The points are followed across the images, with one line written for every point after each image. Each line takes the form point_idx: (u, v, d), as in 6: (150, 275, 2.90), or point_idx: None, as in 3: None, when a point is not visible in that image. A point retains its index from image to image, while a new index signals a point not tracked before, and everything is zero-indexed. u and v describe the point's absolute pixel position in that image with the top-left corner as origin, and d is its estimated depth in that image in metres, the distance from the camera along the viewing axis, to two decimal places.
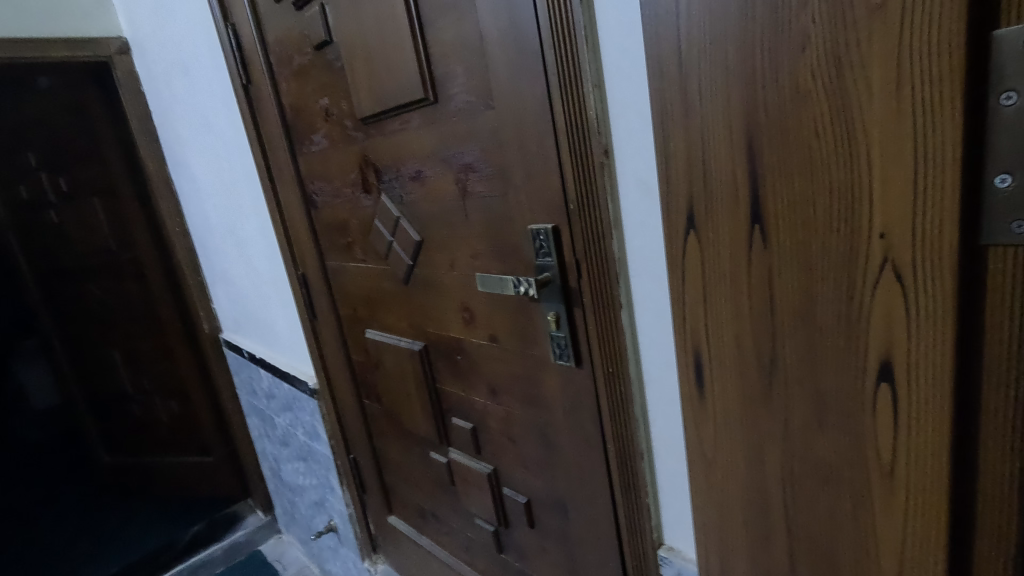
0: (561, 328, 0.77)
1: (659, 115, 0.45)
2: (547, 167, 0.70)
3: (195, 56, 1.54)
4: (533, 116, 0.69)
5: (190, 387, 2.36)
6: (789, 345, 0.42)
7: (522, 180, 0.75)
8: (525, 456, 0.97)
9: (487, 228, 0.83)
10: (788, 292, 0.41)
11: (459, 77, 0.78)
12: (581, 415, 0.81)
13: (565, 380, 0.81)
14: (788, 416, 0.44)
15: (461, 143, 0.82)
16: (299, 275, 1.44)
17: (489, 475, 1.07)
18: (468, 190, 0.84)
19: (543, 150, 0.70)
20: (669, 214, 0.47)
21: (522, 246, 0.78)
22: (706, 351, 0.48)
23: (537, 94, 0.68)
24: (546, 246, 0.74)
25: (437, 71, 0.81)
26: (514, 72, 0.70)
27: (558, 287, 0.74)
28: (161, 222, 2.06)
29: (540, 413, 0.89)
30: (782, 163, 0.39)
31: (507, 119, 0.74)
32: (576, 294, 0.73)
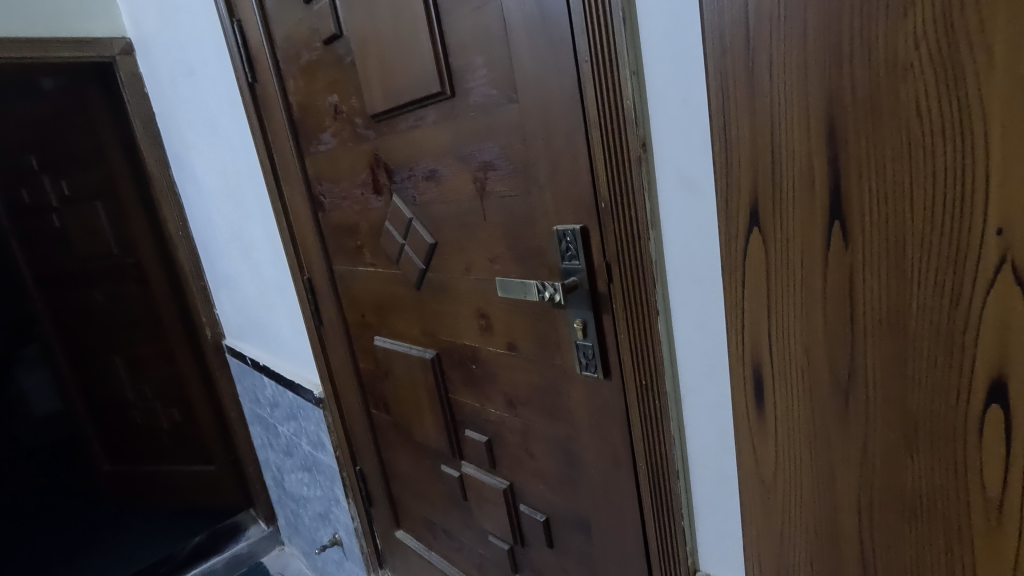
0: (588, 336, 0.72)
1: (718, 99, 0.40)
2: (576, 163, 0.65)
3: (200, 55, 1.50)
4: (561, 108, 0.64)
5: (192, 395, 2.31)
6: (872, 359, 0.37)
7: (548, 178, 0.69)
8: (544, 471, 0.91)
9: (507, 230, 0.78)
10: (874, 298, 0.36)
11: (479, 69, 0.73)
12: (608, 430, 0.76)
13: (591, 392, 0.76)
14: (868, 440, 0.39)
15: (480, 139, 0.77)
16: (305, 280, 1.39)
17: (504, 490, 1.01)
18: (487, 189, 0.79)
19: (572, 145, 0.65)
20: (729, 210, 0.42)
21: (546, 249, 0.73)
22: (768, 365, 0.43)
23: (567, 84, 0.63)
24: (573, 248, 0.69)
25: (455, 62, 0.76)
26: (540, 61, 0.65)
27: (586, 293, 0.69)
28: (164, 226, 2.01)
29: (561, 427, 0.84)
30: (871, 150, 0.34)
31: (531, 113, 0.69)
32: (606, 301, 0.68)
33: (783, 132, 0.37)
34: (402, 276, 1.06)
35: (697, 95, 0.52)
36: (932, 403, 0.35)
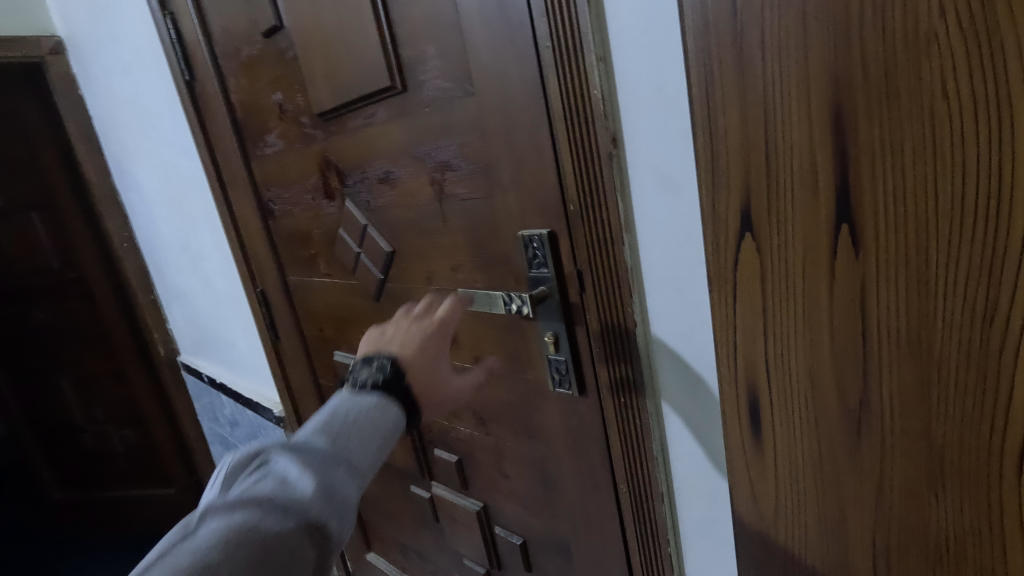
0: (560, 350, 0.65)
1: (701, 85, 0.34)
2: (541, 162, 0.59)
3: (135, 53, 1.39)
4: (523, 101, 0.58)
5: (147, 415, 2.17)
6: (889, 384, 0.32)
7: (511, 179, 0.63)
8: (519, 493, 0.85)
9: (469, 237, 0.72)
10: (891, 315, 0.31)
11: (432, 60, 0.66)
12: (587, 450, 0.70)
13: (566, 410, 0.70)
14: (884, 475, 0.34)
15: (437, 137, 0.70)
16: (258, 292, 1.30)
17: (477, 512, 0.94)
18: (446, 191, 0.72)
19: (536, 141, 0.58)
20: (716, 213, 0.36)
21: (512, 256, 0.67)
22: (766, 390, 0.37)
23: (528, 74, 0.56)
24: (541, 255, 0.62)
25: (405, 54, 0.69)
26: (498, 49, 0.58)
27: (557, 304, 0.63)
28: (108, 237, 1.88)
29: (536, 446, 0.78)
30: (888, 142, 0.28)
31: (490, 107, 0.62)
32: (579, 313, 0.62)
33: (778, 122, 0.32)
34: (361, 287, 0.98)
35: (673, 82, 0.47)
36: (961, 436, 0.30)
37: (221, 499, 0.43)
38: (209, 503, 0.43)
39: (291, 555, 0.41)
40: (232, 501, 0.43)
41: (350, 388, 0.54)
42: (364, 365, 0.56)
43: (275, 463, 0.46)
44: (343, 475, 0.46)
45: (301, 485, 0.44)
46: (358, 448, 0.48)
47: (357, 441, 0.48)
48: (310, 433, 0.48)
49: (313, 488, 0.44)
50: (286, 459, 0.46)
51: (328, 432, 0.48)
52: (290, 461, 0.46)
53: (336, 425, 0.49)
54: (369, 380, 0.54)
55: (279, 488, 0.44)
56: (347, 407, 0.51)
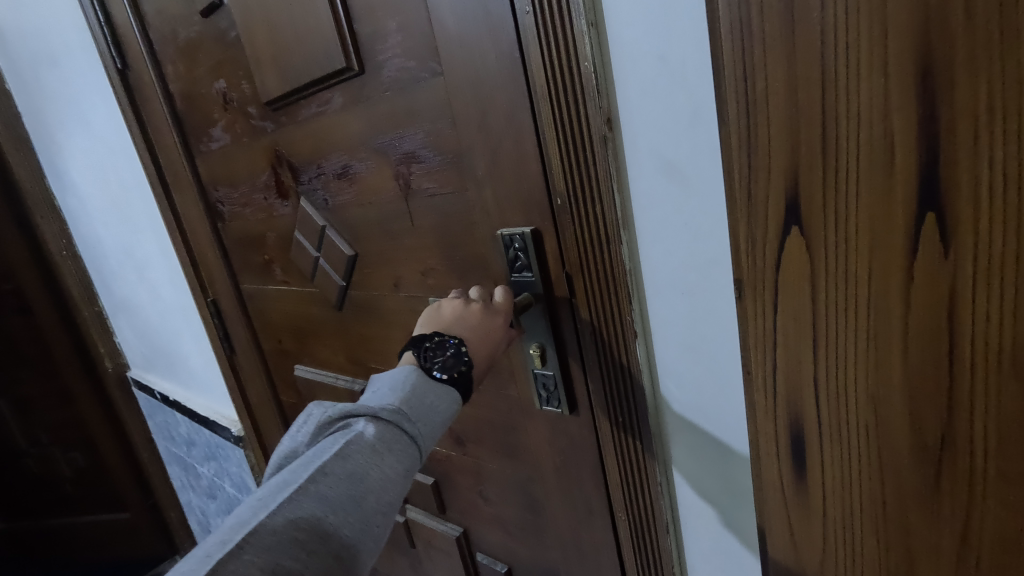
0: (547, 365, 0.58)
1: (734, 42, 0.27)
2: (522, 150, 0.51)
3: (64, 42, 1.25)
4: (500, 79, 0.50)
5: (96, 437, 2.00)
6: (984, 417, 0.25)
7: (486, 170, 0.55)
8: (502, 517, 0.77)
9: (440, 239, 0.63)
10: (993, 332, 0.24)
11: (392, 34, 0.57)
12: (579, 474, 0.62)
13: (555, 429, 0.62)
14: (970, 529, 0.27)
15: (400, 125, 0.61)
16: (208, 302, 1.18)
17: (457, 538, 0.86)
18: (412, 186, 0.64)
19: (515, 126, 0.51)
20: (752, 201, 0.29)
21: (490, 258, 0.59)
22: (813, 418, 0.31)
23: (505, 46, 0.48)
24: (523, 257, 0.54)
25: (360, 28, 0.60)
26: (468, 18, 0.50)
27: (543, 312, 0.55)
28: (44, 245, 1.72)
29: (521, 468, 0.70)
30: (995, 103, 0.21)
31: (459, 88, 0.54)
32: (569, 322, 0.54)
33: (839, 83, 0.25)
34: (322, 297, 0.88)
35: (679, 48, 0.39)
36: None
37: (320, 469, 0.38)
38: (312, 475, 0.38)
39: (384, 526, 0.40)
40: (328, 466, 0.38)
41: (418, 366, 0.48)
42: (436, 350, 0.49)
43: (362, 427, 0.41)
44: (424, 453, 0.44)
45: (394, 458, 0.41)
46: (436, 426, 0.45)
47: (432, 422, 0.45)
48: (394, 403, 0.44)
49: (402, 464, 0.41)
50: (377, 426, 0.41)
51: (409, 407, 0.44)
52: (382, 428, 0.41)
53: (414, 401, 0.45)
54: (439, 373, 0.48)
55: (373, 458, 0.40)
56: (421, 384, 0.46)
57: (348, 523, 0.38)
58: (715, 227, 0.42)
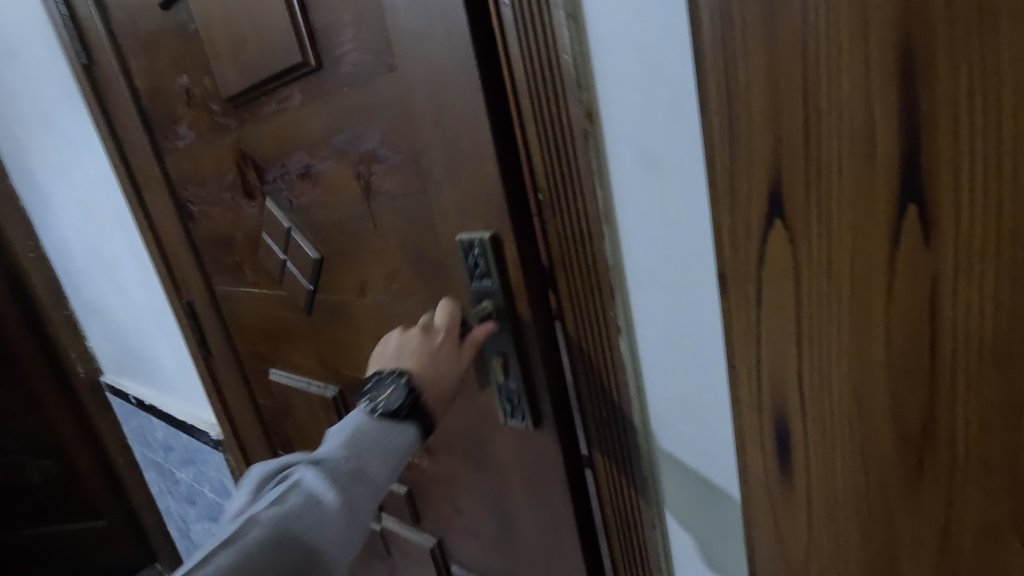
0: (510, 375, 0.57)
1: (716, 31, 0.27)
2: (479, 148, 0.50)
3: (22, 35, 1.20)
4: (457, 73, 0.49)
5: (67, 444, 1.95)
6: (964, 405, 0.25)
7: (445, 170, 0.54)
8: (474, 528, 0.76)
9: (405, 241, 0.62)
10: (976, 320, 0.24)
11: (348, 28, 0.56)
12: (546, 487, 0.61)
13: (520, 442, 0.62)
14: (952, 519, 0.27)
15: (359, 123, 0.60)
16: (184, 304, 1.15)
17: (432, 548, 0.85)
18: (373, 187, 0.62)
19: (473, 123, 0.50)
20: (736, 194, 0.29)
21: (451, 265, 0.58)
22: (795, 412, 0.31)
23: (460, 41, 0.47)
24: (482, 263, 0.54)
25: (317, 23, 0.59)
26: (423, 13, 0.49)
27: (505, 319, 0.55)
28: (8, 247, 1.66)
29: (490, 479, 0.69)
30: (977, 91, 0.21)
31: (417, 85, 0.53)
32: (533, 330, 0.54)
33: (822, 77, 0.25)
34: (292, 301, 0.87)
35: (658, 39, 0.39)
36: None
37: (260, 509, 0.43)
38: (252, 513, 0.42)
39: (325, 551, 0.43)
40: (269, 504, 0.43)
41: (358, 409, 0.52)
42: (377, 388, 0.52)
43: (301, 471, 0.46)
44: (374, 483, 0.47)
45: (332, 490, 0.45)
46: (384, 458, 0.49)
47: (374, 455, 0.49)
48: (338, 445, 0.48)
49: (340, 494, 0.45)
50: (314, 467, 0.46)
51: (348, 443, 0.49)
52: (319, 468, 0.46)
53: (354, 438, 0.49)
54: (380, 408, 0.51)
55: (309, 493, 0.44)
56: (361, 422, 0.51)
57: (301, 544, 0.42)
58: (694, 218, 0.41)
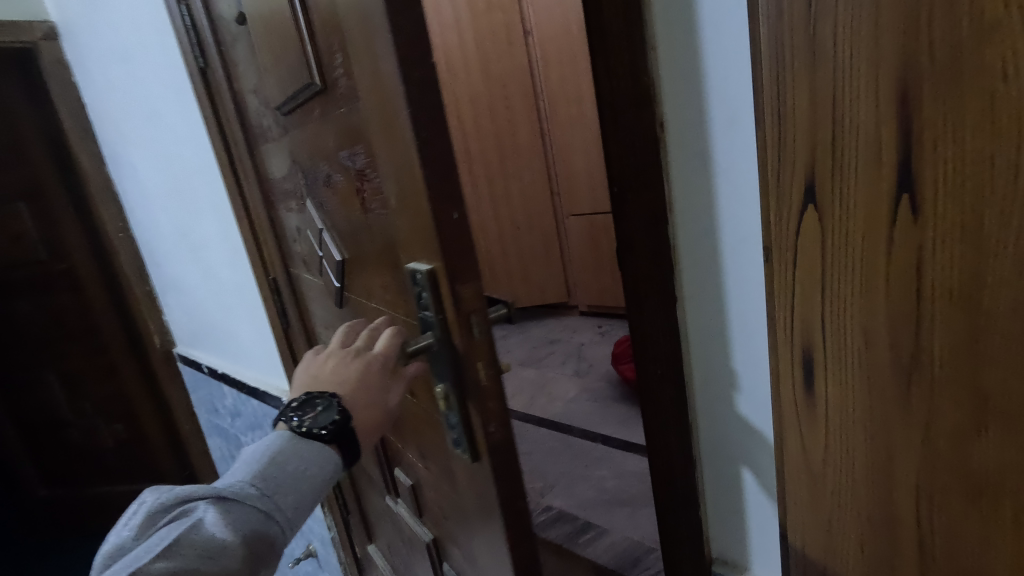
0: (452, 413, 0.56)
1: (772, 69, 0.39)
2: (414, 178, 0.49)
3: (138, 40, 1.37)
4: (391, 103, 0.48)
5: (139, 409, 2.13)
6: (939, 337, 0.35)
7: (400, 196, 0.53)
8: (453, 539, 0.75)
9: (389, 253, 0.61)
10: (948, 275, 0.34)
11: (335, 51, 0.55)
12: (490, 531, 0.59)
13: (472, 479, 0.59)
14: (932, 424, 0.37)
15: (350, 142, 0.60)
16: (271, 281, 1.30)
17: (428, 544, 0.86)
18: (366, 201, 0.62)
19: (406, 154, 0.49)
20: (781, 184, 0.41)
21: (408, 287, 0.57)
22: (819, 348, 0.42)
23: (390, 72, 0.46)
24: (424, 297, 0.53)
25: (319, 44, 0.59)
26: (371, 41, 0.47)
27: (445, 355, 0.54)
28: (100, 227, 1.85)
29: (456, 505, 0.68)
30: (949, 118, 0.32)
31: (374, 110, 0.51)
32: (470, 372, 0.53)
33: (846, 104, 0.36)
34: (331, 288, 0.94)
35: (719, 65, 0.50)
36: (1007, 379, 0.33)
37: (162, 552, 0.45)
38: (152, 557, 0.45)
39: None
40: (171, 549, 0.46)
41: (287, 434, 0.56)
42: (308, 406, 0.56)
43: (205, 511, 0.49)
44: (284, 508, 0.52)
45: (241, 531, 0.49)
46: (299, 483, 0.54)
47: (287, 490, 0.53)
48: (251, 474, 0.53)
49: (249, 536, 0.49)
50: (222, 506, 0.50)
51: (261, 479, 0.53)
52: (227, 507, 0.50)
53: (269, 474, 0.53)
54: (314, 428, 0.56)
55: (217, 535, 0.48)
56: (279, 454, 0.55)
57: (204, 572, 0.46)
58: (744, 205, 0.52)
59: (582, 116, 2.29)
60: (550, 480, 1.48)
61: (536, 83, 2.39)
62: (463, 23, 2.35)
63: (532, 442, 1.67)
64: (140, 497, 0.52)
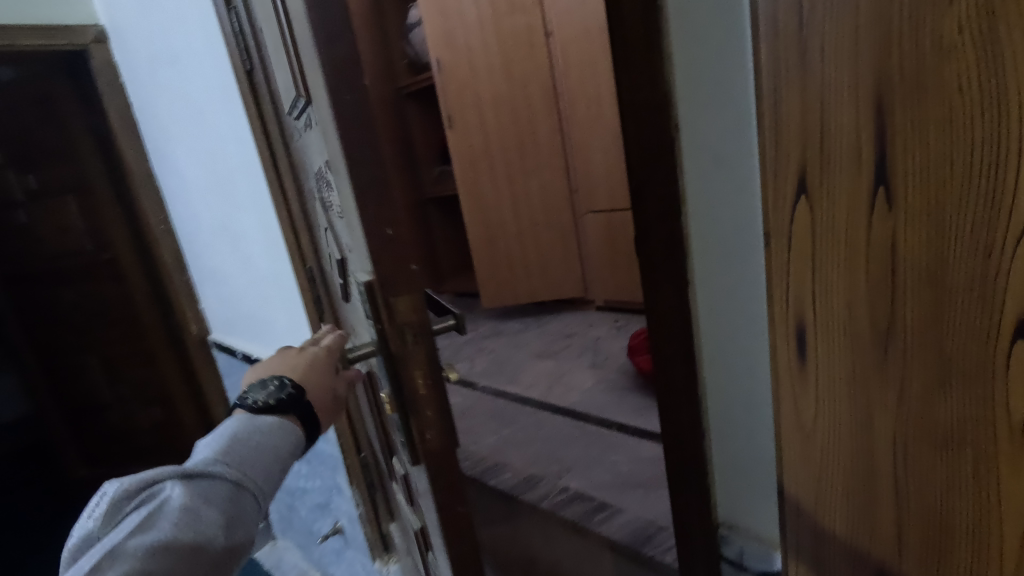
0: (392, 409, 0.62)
1: (770, 81, 0.46)
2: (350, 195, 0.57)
3: (187, 43, 1.46)
4: (332, 129, 0.56)
5: (174, 393, 2.23)
6: (909, 309, 0.42)
7: (348, 209, 0.61)
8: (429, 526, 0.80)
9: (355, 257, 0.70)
10: (916, 256, 0.41)
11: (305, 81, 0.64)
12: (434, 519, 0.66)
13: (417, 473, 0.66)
14: (905, 385, 0.44)
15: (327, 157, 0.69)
16: (307, 270, 1.38)
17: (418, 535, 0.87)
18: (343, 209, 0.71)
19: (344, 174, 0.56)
20: (778, 178, 0.47)
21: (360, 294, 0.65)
22: (810, 321, 0.48)
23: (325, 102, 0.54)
24: (366, 306, 0.59)
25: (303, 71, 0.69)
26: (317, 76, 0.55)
27: (382, 360, 0.60)
28: (141, 220, 1.94)
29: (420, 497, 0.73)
30: (915, 124, 0.38)
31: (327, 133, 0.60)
32: (401, 376, 0.59)
33: (832, 111, 0.42)
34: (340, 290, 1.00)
35: (728, 73, 0.56)
36: (965, 343, 0.40)
37: (139, 531, 0.51)
38: (131, 536, 0.50)
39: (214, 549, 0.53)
40: (147, 527, 0.51)
41: (245, 414, 0.63)
42: (260, 388, 0.64)
43: (176, 489, 0.55)
44: (253, 476, 0.59)
45: (214, 500, 0.55)
46: (264, 452, 0.60)
47: (253, 460, 0.59)
48: (214, 452, 0.59)
49: (222, 503, 0.56)
50: (191, 482, 0.56)
51: (226, 455, 0.59)
52: (195, 483, 0.56)
53: (233, 449, 0.59)
54: (269, 405, 0.63)
55: (191, 506, 0.54)
56: (240, 431, 0.61)
57: (188, 539, 0.52)
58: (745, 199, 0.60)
59: (601, 115, 2.34)
60: (568, 463, 1.55)
61: (557, 83, 2.46)
62: (486, 24, 2.42)
63: (551, 428, 1.74)
64: (102, 490, 0.57)
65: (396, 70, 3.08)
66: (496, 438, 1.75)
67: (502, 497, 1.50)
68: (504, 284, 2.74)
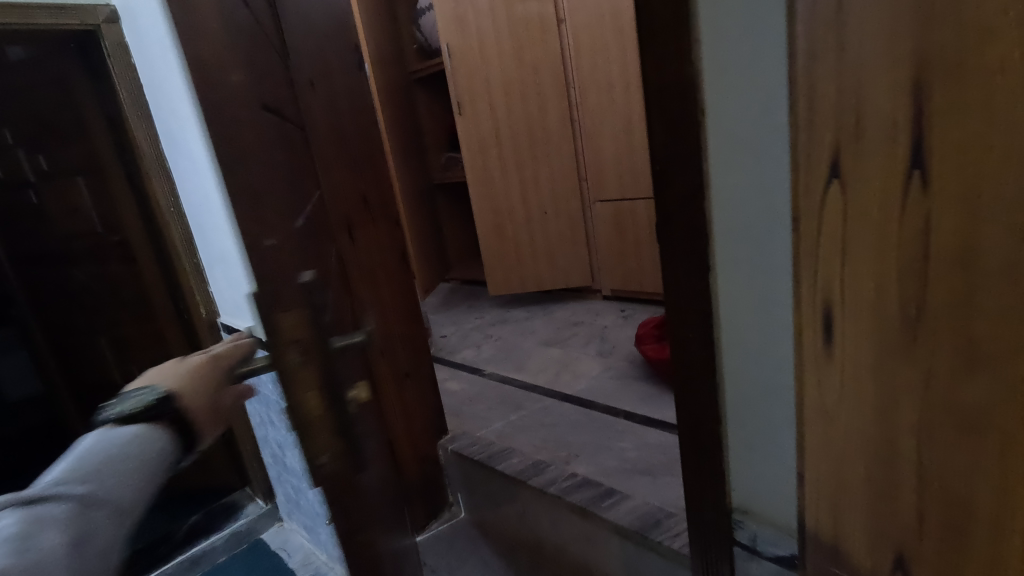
0: None
1: (807, 66, 0.48)
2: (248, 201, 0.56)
3: None
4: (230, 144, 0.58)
5: None
6: (940, 290, 0.45)
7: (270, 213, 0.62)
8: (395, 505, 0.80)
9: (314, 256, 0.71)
10: (949, 238, 0.43)
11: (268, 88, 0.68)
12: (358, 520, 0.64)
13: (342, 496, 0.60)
14: (932, 366, 0.46)
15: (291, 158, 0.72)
16: None
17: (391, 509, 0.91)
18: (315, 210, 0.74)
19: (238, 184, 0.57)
20: (811, 161, 0.50)
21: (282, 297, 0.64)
22: (838, 303, 0.51)
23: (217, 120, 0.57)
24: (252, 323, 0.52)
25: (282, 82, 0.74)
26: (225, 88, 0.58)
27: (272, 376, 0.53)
28: (150, 202, 1.93)
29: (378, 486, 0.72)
30: (952, 110, 0.41)
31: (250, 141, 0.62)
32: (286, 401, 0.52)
33: (871, 97, 0.45)
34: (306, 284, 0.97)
35: (757, 55, 0.56)
36: (993, 322, 0.42)
37: None
38: None
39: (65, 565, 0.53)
40: None
41: (104, 429, 0.61)
42: (131, 399, 0.61)
43: (17, 513, 0.54)
44: (112, 496, 0.58)
45: (68, 520, 0.55)
46: (125, 467, 0.58)
47: (113, 477, 0.58)
48: (68, 472, 0.58)
49: (75, 522, 0.55)
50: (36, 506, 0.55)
51: (82, 474, 0.58)
52: (42, 506, 0.55)
53: (89, 467, 0.58)
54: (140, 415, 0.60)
55: (35, 529, 0.53)
56: (97, 445, 0.60)
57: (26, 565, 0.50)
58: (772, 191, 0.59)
59: (612, 102, 2.32)
60: (575, 449, 1.56)
61: (569, 70, 2.43)
62: (498, 9, 2.40)
63: (558, 415, 1.75)
64: None
65: (406, 55, 3.06)
66: (503, 423, 1.76)
67: (509, 481, 1.51)
68: (512, 272, 2.74)
